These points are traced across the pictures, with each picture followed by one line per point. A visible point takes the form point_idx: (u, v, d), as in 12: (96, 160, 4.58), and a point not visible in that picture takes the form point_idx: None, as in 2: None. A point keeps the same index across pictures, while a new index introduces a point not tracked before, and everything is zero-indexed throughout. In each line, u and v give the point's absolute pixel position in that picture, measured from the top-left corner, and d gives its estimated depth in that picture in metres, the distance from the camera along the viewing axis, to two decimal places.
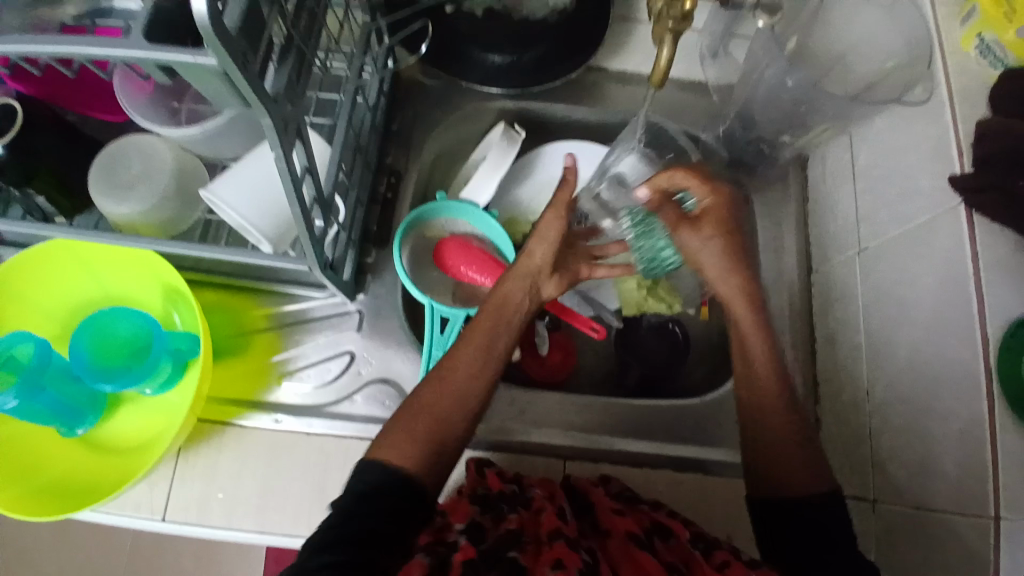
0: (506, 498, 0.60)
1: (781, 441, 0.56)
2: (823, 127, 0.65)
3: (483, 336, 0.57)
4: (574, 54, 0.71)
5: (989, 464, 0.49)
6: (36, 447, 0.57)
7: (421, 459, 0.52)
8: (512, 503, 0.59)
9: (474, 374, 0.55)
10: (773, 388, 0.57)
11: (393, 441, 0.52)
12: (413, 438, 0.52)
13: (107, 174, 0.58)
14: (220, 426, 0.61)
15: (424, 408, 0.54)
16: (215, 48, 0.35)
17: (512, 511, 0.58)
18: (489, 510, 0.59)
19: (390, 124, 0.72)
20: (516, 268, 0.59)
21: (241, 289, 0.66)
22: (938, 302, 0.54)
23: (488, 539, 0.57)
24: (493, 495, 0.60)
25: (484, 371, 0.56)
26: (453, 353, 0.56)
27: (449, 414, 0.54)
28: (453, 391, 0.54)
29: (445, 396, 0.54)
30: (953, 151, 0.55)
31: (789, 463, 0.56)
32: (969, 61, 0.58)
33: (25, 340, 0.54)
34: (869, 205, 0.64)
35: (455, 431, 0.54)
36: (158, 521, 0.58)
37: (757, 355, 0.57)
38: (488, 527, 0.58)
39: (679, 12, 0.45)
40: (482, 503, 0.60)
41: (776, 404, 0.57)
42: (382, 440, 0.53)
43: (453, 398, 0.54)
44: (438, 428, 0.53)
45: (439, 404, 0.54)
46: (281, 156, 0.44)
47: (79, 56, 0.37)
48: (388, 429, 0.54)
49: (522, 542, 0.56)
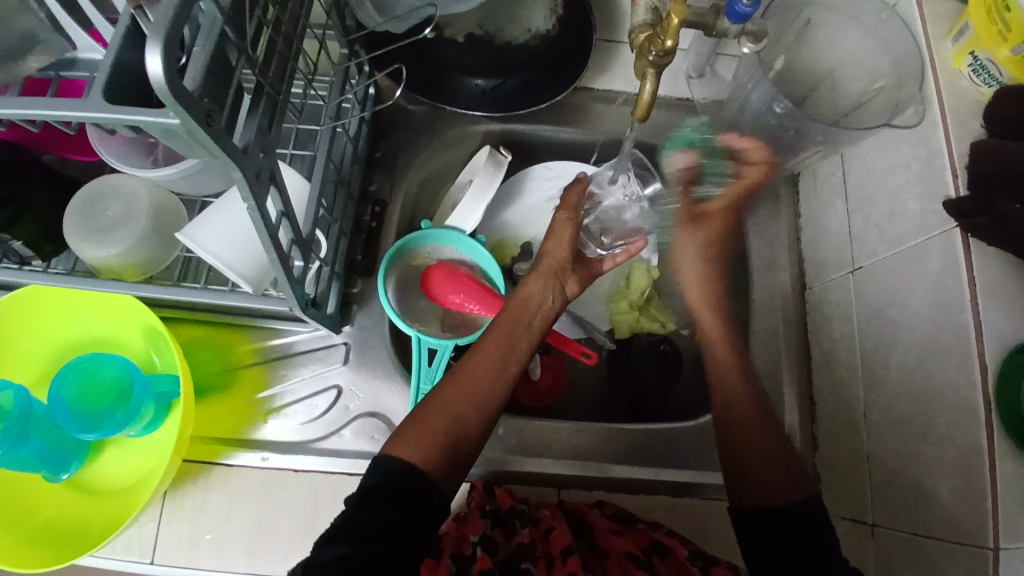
0: (517, 513, 0.60)
1: (755, 448, 0.56)
2: (814, 150, 0.63)
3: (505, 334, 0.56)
4: (559, 80, 0.70)
5: (989, 494, 0.47)
6: (23, 494, 0.57)
7: (437, 455, 0.50)
8: (522, 518, 0.59)
9: (495, 373, 0.54)
10: (743, 396, 0.58)
11: (410, 437, 0.50)
12: (430, 436, 0.50)
13: (83, 216, 0.57)
14: (207, 465, 0.61)
15: (441, 406, 0.52)
16: (175, 109, 0.34)
17: (524, 526, 0.58)
18: (500, 526, 0.59)
19: (373, 152, 0.71)
20: (539, 265, 0.60)
21: (225, 324, 0.65)
22: (933, 328, 0.53)
23: (503, 552, 0.57)
24: (505, 511, 0.60)
25: (505, 371, 0.54)
26: (472, 354, 0.55)
27: (466, 413, 0.52)
28: (473, 388, 0.53)
29: (464, 396, 0.53)
30: (946, 172, 0.54)
31: (766, 469, 0.54)
32: (960, 79, 0.57)
33: (6, 388, 0.54)
34: (861, 224, 0.62)
35: (472, 433, 0.52)
36: (147, 564, 0.58)
37: (726, 357, 0.60)
38: (499, 542, 0.58)
39: (662, 47, 0.45)
40: (493, 519, 0.60)
41: (749, 418, 0.57)
42: (399, 439, 0.51)
43: (471, 398, 0.53)
44: (455, 427, 0.51)
45: (457, 403, 0.52)
46: (255, 206, 0.43)
47: (41, 117, 0.37)
48: (403, 429, 0.52)
49: (534, 556, 0.55)
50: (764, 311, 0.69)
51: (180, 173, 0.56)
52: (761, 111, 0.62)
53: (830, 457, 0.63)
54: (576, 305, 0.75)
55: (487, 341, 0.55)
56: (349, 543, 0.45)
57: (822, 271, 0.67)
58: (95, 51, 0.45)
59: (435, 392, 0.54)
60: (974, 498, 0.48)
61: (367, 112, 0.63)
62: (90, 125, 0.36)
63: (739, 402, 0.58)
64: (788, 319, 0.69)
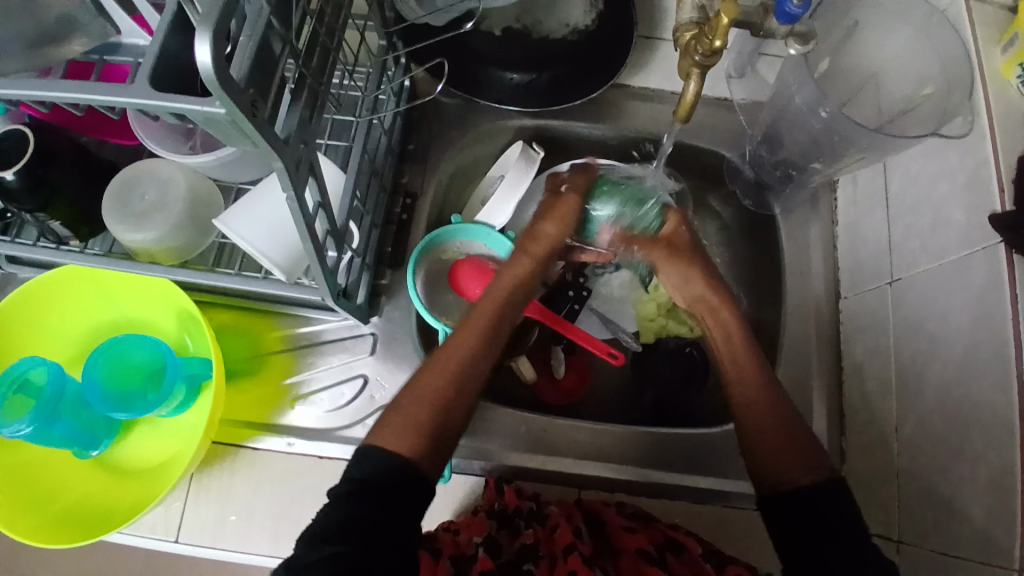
0: (522, 513, 0.61)
1: (778, 433, 0.53)
2: (855, 156, 0.62)
3: (488, 316, 0.57)
4: (593, 76, 0.69)
5: (1019, 517, 0.46)
6: (51, 471, 0.58)
7: (418, 443, 0.49)
8: (527, 517, 0.60)
9: (474, 360, 0.54)
10: (761, 392, 0.55)
11: (391, 427, 0.49)
12: (415, 424, 0.50)
13: (120, 200, 0.58)
14: (234, 448, 0.62)
15: (422, 395, 0.51)
16: (223, 100, 0.34)
17: (528, 526, 0.60)
18: (506, 526, 0.60)
19: (406, 144, 0.71)
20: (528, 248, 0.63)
21: (256, 310, 0.66)
22: (973, 344, 0.51)
23: (506, 553, 0.58)
24: (509, 511, 0.61)
25: (488, 354, 0.56)
26: (450, 341, 0.55)
27: (446, 401, 0.52)
28: (454, 375, 0.53)
29: (447, 375, 0.53)
30: (992, 185, 0.52)
31: (783, 457, 0.51)
32: (1008, 91, 0.54)
33: (40, 364, 0.55)
34: (902, 234, 0.61)
35: (452, 421, 0.52)
36: (172, 542, 0.59)
37: (741, 358, 0.58)
38: (504, 544, 0.59)
39: (709, 47, 0.44)
40: (498, 519, 0.61)
41: (767, 409, 0.54)
42: (380, 431, 0.50)
43: (449, 384, 0.52)
44: (438, 415, 0.51)
45: (437, 392, 0.52)
46: (293, 197, 0.43)
47: (88, 102, 0.37)
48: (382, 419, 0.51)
49: (537, 556, 0.57)
50: (795, 319, 0.68)
51: (218, 161, 0.57)
52: (806, 114, 0.61)
53: (859, 470, 0.62)
54: (603, 305, 0.75)
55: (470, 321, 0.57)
56: (340, 540, 0.42)
57: (858, 281, 0.66)
58: (139, 36, 0.45)
59: (414, 376, 0.53)
60: (1005, 522, 0.47)
61: (402, 104, 0.63)
62: (136, 111, 0.37)
63: (751, 390, 0.56)
64: (820, 327, 0.68)
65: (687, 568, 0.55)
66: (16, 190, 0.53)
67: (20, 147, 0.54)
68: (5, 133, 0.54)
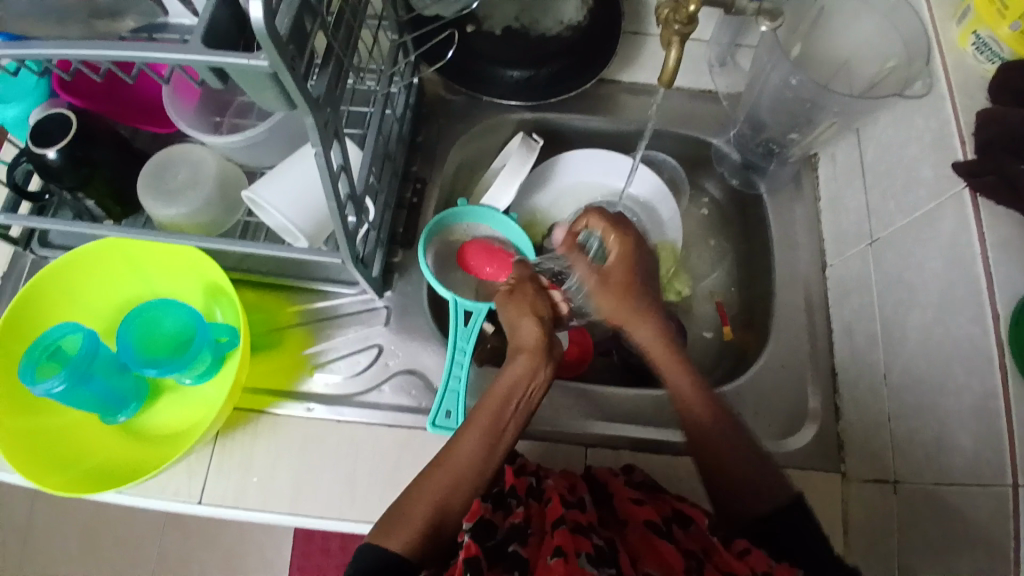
0: (517, 491, 0.55)
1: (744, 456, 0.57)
2: (829, 122, 0.68)
3: (489, 417, 0.56)
4: (587, 67, 0.76)
5: (1005, 435, 0.49)
6: (81, 433, 0.61)
7: (421, 544, 0.52)
8: (521, 495, 0.55)
9: (479, 458, 0.55)
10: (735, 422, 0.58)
11: (394, 526, 0.52)
12: (412, 524, 0.52)
13: (156, 179, 0.64)
14: (256, 414, 0.64)
15: (424, 495, 0.53)
16: (269, 51, 0.39)
17: (521, 505, 0.54)
18: (499, 507, 0.54)
19: (415, 137, 0.77)
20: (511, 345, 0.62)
21: (277, 288, 0.71)
22: (948, 285, 0.55)
23: (498, 534, 0.51)
24: (504, 490, 0.56)
25: (489, 454, 0.55)
26: (457, 439, 0.56)
27: (450, 496, 0.53)
28: (456, 481, 0.54)
29: (446, 479, 0.54)
30: (954, 140, 0.57)
31: (744, 463, 0.56)
32: (966, 58, 0.60)
33: (75, 332, 0.59)
34: (878, 198, 0.66)
35: (454, 513, 0.53)
36: (195, 504, 0.61)
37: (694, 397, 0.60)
38: (498, 524, 0.52)
39: (685, 15, 0.50)
40: (491, 500, 0.54)
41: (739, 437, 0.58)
42: (384, 526, 0.53)
43: (451, 483, 0.54)
44: (437, 515, 0.53)
45: (438, 491, 0.53)
46: (322, 153, 0.48)
47: (142, 60, 0.41)
48: (388, 515, 0.54)
49: (526, 534, 0.51)
50: (786, 288, 0.73)
51: (246, 141, 0.62)
52: (781, 87, 0.67)
53: (852, 424, 0.65)
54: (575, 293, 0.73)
55: (473, 419, 0.57)
56: None
57: (840, 247, 0.71)
58: (184, 17, 0.51)
59: (418, 475, 0.55)
60: (992, 445, 0.49)
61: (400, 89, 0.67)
62: (186, 67, 0.41)
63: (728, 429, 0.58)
64: (808, 295, 0.72)
65: (697, 543, 0.53)
66: (58, 168, 0.59)
67: (65, 126, 0.60)
68: (52, 115, 0.60)
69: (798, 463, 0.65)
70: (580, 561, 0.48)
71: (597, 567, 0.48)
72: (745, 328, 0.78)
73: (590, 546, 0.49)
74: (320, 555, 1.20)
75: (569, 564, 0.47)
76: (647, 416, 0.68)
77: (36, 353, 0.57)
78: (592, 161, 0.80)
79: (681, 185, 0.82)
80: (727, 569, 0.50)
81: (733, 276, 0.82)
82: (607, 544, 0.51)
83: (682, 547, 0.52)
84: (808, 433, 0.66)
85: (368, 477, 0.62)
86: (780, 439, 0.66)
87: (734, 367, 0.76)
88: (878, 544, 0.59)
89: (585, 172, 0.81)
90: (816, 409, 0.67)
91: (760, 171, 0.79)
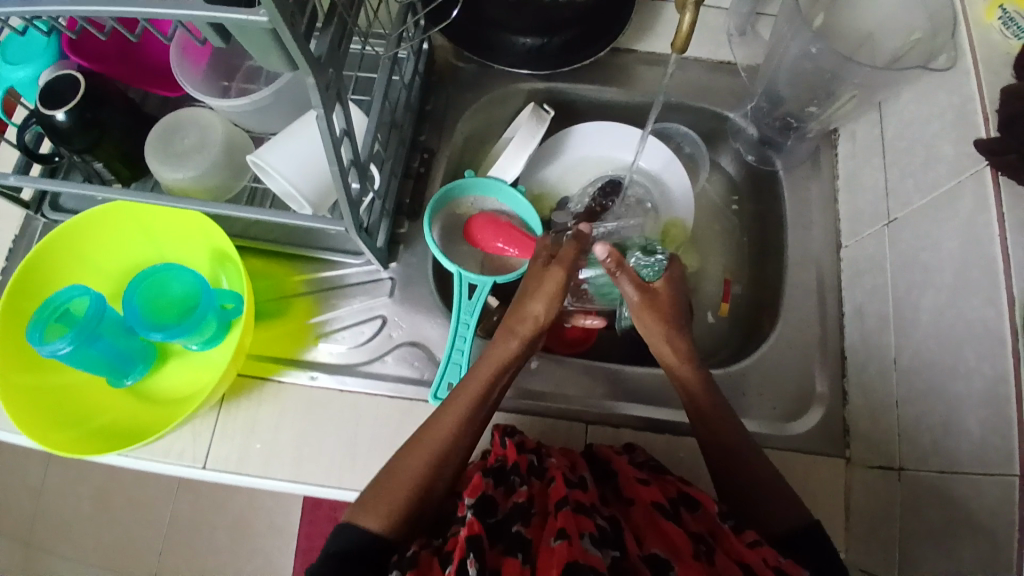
0: (519, 469, 0.54)
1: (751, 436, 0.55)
2: (849, 94, 0.66)
3: (475, 390, 0.57)
4: (598, 38, 0.74)
5: (1014, 422, 0.48)
6: (89, 394, 0.61)
7: (403, 521, 0.51)
8: (523, 473, 0.54)
9: (460, 432, 0.55)
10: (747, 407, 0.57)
11: (373, 502, 0.51)
12: (392, 503, 0.51)
13: (163, 143, 0.64)
14: (260, 381, 0.65)
15: (405, 473, 0.53)
16: (268, 6, 0.37)
17: (523, 483, 0.53)
18: (500, 483, 0.54)
19: (424, 105, 0.75)
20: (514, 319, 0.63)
21: (283, 256, 0.70)
22: (963, 266, 0.53)
23: (499, 514, 0.51)
24: (505, 467, 0.55)
25: (469, 427, 0.56)
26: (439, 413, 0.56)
27: (431, 473, 0.53)
28: (435, 456, 0.54)
29: (427, 454, 0.54)
30: (977, 117, 0.55)
31: None
32: (992, 32, 0.57)
33: (83, 294, 0.59)
34: (897, 176, 0.64)
35: (437, 492, 0.53)
36: (200, 468, 0.62)
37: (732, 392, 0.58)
38: (500, 502, 0.52)
39: None
40: (493, 475, 0.54)
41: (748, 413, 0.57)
42: (363, 504, 0.52)
43: (432, 460, 0.54)
44: (417, 492, 0.52)
45: (418, 468, 0.53)
46: (324, 117, 0.46)
47: (141, 15, 0.39)
48: (366, 494, 0.53)
49: (528, 515, 0.51)
50: (798, 268, 0.71)
51: (252, 104, 0.61)
52: (800, 57, 0.65)
53: (859, 409, 0.64)
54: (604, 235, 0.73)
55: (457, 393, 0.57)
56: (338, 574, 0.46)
57: (856, 228, 0.69)
58: None
59: (398, 450, 0.55)
60: (1000, 431, 0.48)
61: (398, 54, 0.60)
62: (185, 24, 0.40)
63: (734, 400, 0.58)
64: (820, 276, 0.71)
65: (703, 526, 0.52)
66: (68, 129, 0.59)
67: (70, 86, 0.59)
68: (59, 77, 0.60)
69: (802, 445, 0.64)
70: (584, 543, 0.47)
71: (599, 548, 0.47)
72: (754, 309, 0.76)
73: (594, 527, 0.49)
74: (328, 523, 1.21)
75: (573, 547, 0.46)
76: (651, 395, 0.68)
77: (45, 313, 0.58)
78: (604, 133, 0.78)
79: (700, 161, 0.80)
80: (736, 557, 0.49)
81: (744, 256, 0.80)
82: (610, 524, 0.51)
83: (690, 531, 0.51)
84: (814, 416, 0.65)
85: (370, 447, 0.63)
86: (784, 421, 0.66)
87: (742, 347, 0.74)
88: (879, 530, 0.58)
89: (597, 146, 0.79)
90: (823, 391, 0.66)
91: (777, 147, 0.77)
